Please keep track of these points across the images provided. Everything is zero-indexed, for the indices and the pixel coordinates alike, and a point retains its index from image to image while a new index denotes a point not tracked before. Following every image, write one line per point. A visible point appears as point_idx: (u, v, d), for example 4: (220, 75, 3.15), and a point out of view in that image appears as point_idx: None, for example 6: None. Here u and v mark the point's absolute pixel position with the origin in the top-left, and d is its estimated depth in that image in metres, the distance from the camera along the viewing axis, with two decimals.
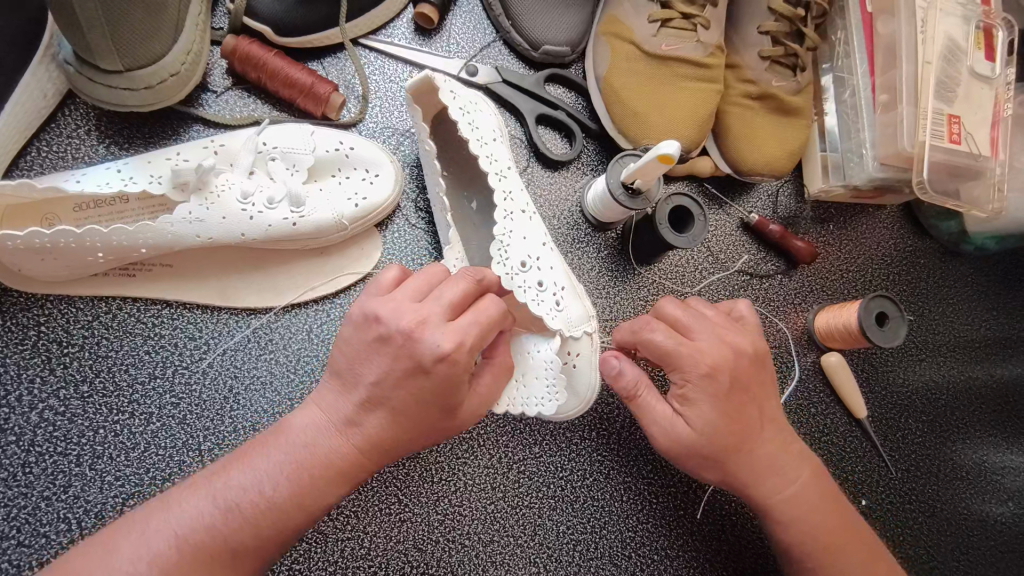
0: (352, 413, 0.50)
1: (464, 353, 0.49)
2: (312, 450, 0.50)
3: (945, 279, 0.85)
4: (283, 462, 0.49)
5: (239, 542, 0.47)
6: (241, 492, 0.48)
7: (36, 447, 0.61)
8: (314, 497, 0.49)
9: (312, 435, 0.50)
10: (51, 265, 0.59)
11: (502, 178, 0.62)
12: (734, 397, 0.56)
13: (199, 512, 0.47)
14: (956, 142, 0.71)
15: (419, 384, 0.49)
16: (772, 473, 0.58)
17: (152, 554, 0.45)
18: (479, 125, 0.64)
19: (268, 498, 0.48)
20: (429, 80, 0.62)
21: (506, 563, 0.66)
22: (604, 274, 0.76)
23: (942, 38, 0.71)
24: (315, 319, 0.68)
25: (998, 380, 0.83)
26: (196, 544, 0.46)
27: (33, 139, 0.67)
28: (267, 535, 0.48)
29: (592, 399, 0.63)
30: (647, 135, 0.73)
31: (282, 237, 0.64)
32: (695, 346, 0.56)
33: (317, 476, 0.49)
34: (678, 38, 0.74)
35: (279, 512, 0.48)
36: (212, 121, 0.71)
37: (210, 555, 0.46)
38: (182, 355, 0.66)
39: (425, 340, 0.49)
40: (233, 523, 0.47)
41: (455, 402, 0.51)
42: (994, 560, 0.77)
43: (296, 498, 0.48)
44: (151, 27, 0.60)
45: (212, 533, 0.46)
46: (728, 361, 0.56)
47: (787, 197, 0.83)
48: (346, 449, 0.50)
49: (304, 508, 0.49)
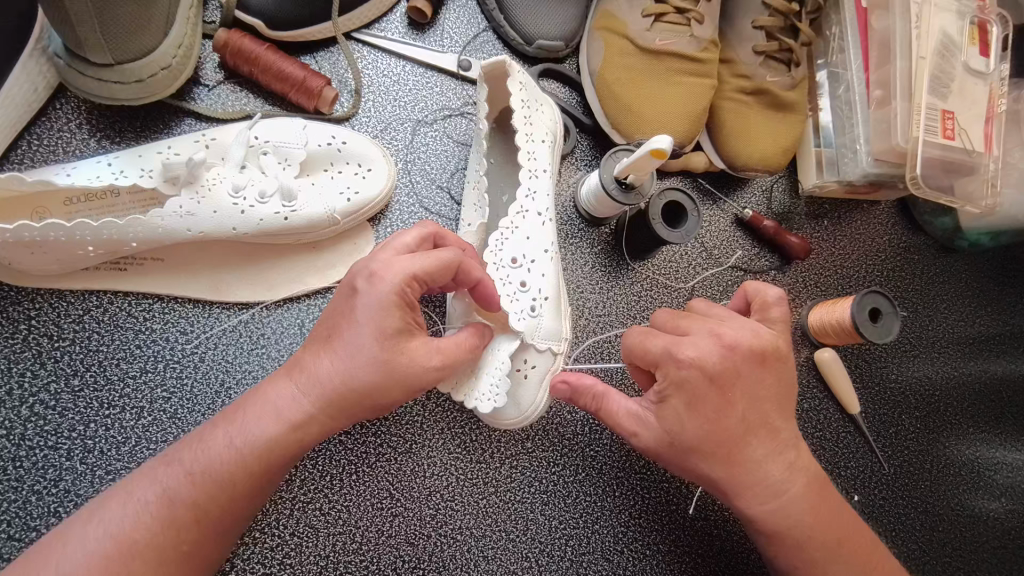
0: (303, 372, 0.51)
1: (395, 265, 0.50)
2: (260, 406, 0.51)
3: (939, 274, 0.84)
4: (233, 418, 0.51)
5: (181, 497, 0.48)
6: (190, 451, 0.50)
7: (26, 441, 0.61)
8: (263, 453, 0.49)
9: (264, 387, 0.52)
10: (40, 259, 0.59)
11: (534, 177, 0.63)
12: (715, 396, 0.52)
13: (152, 476, 0.49)
14: (950, 138, 0.71)
15: (354, 304, 0.50)
16: (768, 482, 0.55)
17: (107, 522, 0.47)
18: (533, 122, 0.65)
19: (211, 450, 0.49)
20: (505, 68, 0.63)
21: (497, 558, 0.66)
22: (597, 269, 0.76)
23: (937, 32, 0.71)
24: (308, 313, 0.68)
25: (991, 377, 0.83)
26: (147, 507, 0.48)
27: (24, 132, 0.66)
28: (214, 493, 0.49)
29: (531, 417, 0.63)
30: (641, 129, 0.72)
31: (273, 232, 0.64)
32: (680, 341, 0.53)
33: (263, 431, 0.50)
34: (673, 33, 0.74)
35: (222, 464, 0.49)
36: (203, 115, 0.71)
37: (158, 518, 0.47)
38: (174, 350, 0.66)
39: (361, 271, 0.50)
40: (179, 482, 0.49)
41: (395, 327, 0.49)
42: (987, 556, 0.77)
43: (238, 451, 0.49)
44: (142, 20, 0.59)
45: (162, 492, 0.48)
46: (717, 356, 0.52)
47: (782, 192, 0.83)
48: (297, 413, 0.50)
49: (247, 460, 0.49)
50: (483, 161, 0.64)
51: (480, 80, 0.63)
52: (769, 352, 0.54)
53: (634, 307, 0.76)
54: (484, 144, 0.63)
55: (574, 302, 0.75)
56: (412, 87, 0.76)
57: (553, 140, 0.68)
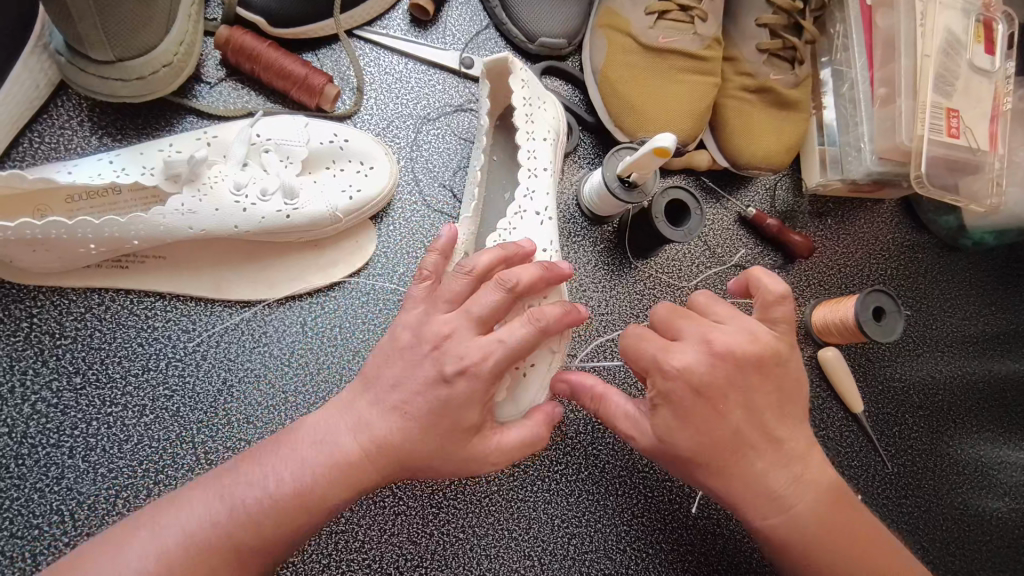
0: (370, 428, 0.50)
1: (486, 367, 0.50)
2: (324, 455, 0.49)
3: (944, 273, 0.84)
4: (295, 463, 0.49)
5: (239, 540, 0.46)
6: (246, 490, 0.48)
7: (28, 440, 0.61)
8: (324, 502, 0.49)
9: (325, 437, 0.50)
10: (43, 257, 0.59)
11: (533, 175, 0.63)
12: (703, 404, 0.52)
13: (202, 511, 0.47)
14: (955, 136, 0.70)
15: (437, 395, 0.49)
16: (774, 494, 0.53)
17: (153, 552, 0.45)
18: (534, 120, 0.65)
19: (272, 493, 0.48)
20: (507, 65, 0.63)
21: (500, 557, 0.65)
22: (600, 268, 0.76)
23: (942, 30, 0.70)
24: (309, 313, 0.68)
25: (996, 376, 0.83)
26: (202, 543, 0.46)
27: (25, 130, 0.66)
28: (278, 538, 0.47)
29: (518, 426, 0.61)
30: (644, 128, 0.72)
31: (276, 230, 0.64)
32: (671, 350, 0.53)
33: (329, 484, 0.49)
34: (676, 31, 0.74)
35: (282, 510, 0.47)
36: (205, 113, 0.70)
37: (216, 557, 0.46)
38: (175, 348, 0.65)
39: (451, 356, 0.50)
40: (239, 523, 0.47)
41: (471, 424, 0.50)
42: (990, 556, 0.77)
43: (300, 499, 0.48)
44: (143, 17, 0.59)
45: (216, 530, 0.46)
46: (706, 365, 0.52)
47: (785, 190, 0.82)
48: (359, 467, 0.49)
49: (308, 510, 0.48)
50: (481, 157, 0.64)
51: (481, 77, 0.64)
52: (766, 359, 0.53)
53: (636, 306, 0.76)
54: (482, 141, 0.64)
55: (577, 301, 0.75)
56: (414, 85, 0.76)
57: (557, 136, 0.67)
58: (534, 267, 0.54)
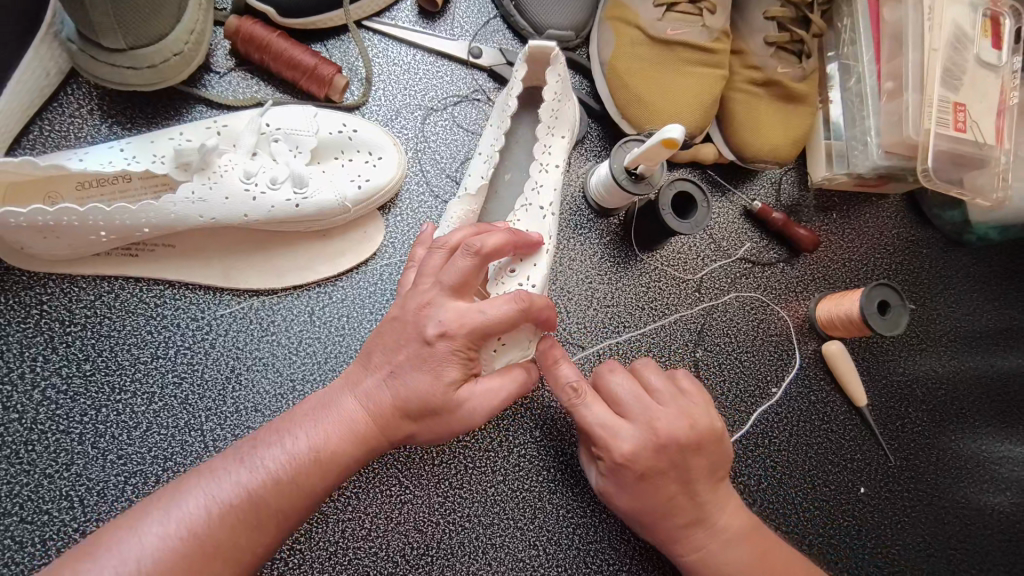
0: (385, 401, 0.51)
1: None
2: (338, 417, 0.51)
3: (947, 269, 0.84)
4: (310, 427, 0.51)
5: (262, 500, 0.47)
6: (266, 452, 0.49)
7: (38, 425, 0.62)
8: (337, 460, 0.50)
9: (341, 405, 0.52)
10: (53, 244, 0.59)
11: (544, 170, 0.64)
12: (642, 484, 0.56)
13: (223, 475, 0.48)
14: (961, 130, 0.70)
15: (441, 366, 0.50)
16: None
17: (180, 515, 0.45)
18: (561, 115, 0.65)
19: (289, 454, 0.49)
20: (550, 53, 0.62)
21: (505, 546, 0.66)
22: (605, 260, 0.76)
23: (950, 25, 0.70)
24: (317, 301, 0.68)
25: (998, 371, 0.83)
26: (227, 507, 0.46)
27: (35, 119, 0.67)
28: (298, 498, 0.48)
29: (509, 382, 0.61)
30: (651, 120, 0.72)
31: (284, 219, 0.64)
32: (615, 432, 0.55)
33: (343, 446, 0.50)
34: (684, 23, 0.74)
35: (297, 470, 0.48)
36: (215, 102, 0.70)
37: (242, 518, 0.46)
38: (184, 335, 0.66)
39: (430, 319, 0.51)
40: (263, 486, 0.47)
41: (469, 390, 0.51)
42: (991, 549, 0.77)
43: (318, 458, 0.49)
44: (153, 4, 0.59)
45: (239, 492, 0.47)
46: (647, 453, 0.55)
47: (790, 184, 0.83)
48: (376, 429, 0.51)
49: (320, 467, 0.49)
50: (502, 141, 0.62)
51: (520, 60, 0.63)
52: (702, 441, 0.57)
53: (642, 297, 0.76)
54: (507, 122, 0.62)
55: (582, 294, 0.75)
56: (422, 77, 0.76)
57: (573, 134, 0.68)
58: (501, 233, 0.54)
